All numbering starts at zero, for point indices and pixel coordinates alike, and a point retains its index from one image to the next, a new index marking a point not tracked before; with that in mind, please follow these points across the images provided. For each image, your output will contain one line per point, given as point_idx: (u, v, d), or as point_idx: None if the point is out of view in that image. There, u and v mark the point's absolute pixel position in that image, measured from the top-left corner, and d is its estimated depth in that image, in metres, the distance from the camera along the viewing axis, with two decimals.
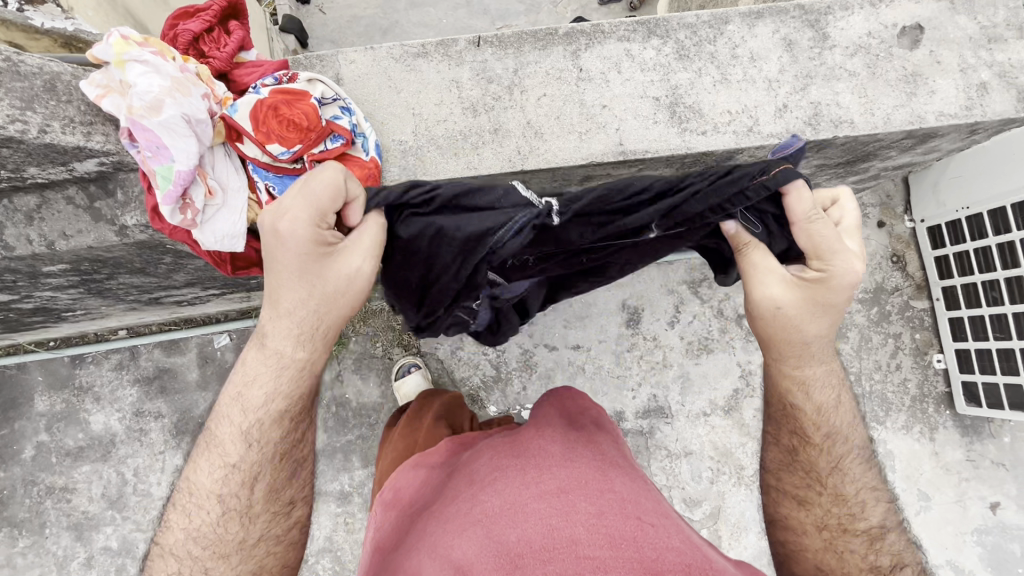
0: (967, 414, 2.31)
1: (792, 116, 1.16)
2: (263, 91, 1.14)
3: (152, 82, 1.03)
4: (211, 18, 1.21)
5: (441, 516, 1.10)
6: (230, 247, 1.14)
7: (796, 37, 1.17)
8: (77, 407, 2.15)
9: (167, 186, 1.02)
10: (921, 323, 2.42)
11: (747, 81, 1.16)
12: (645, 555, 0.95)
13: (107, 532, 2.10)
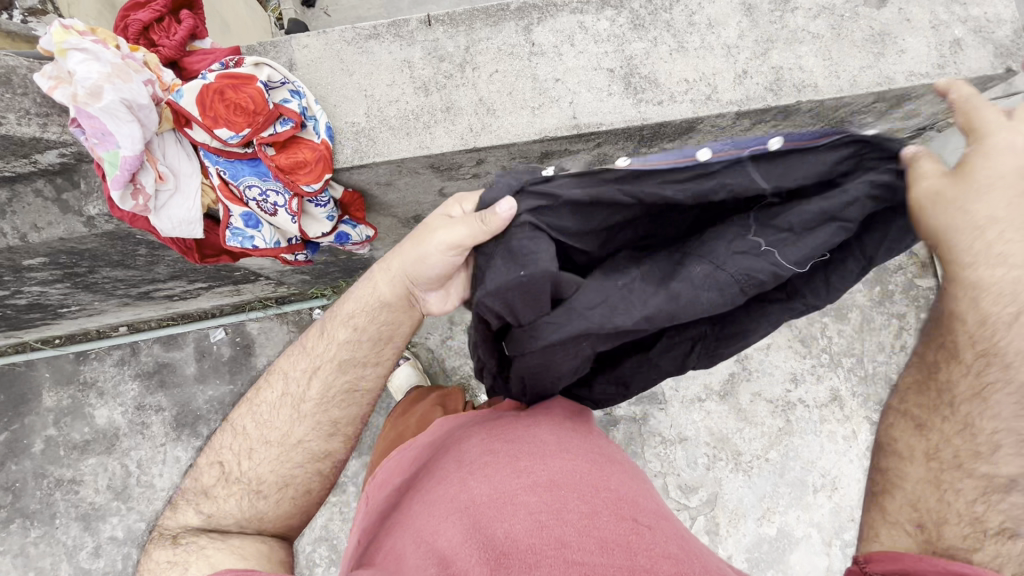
0: None
1: (752, 82, 1.12)
2: (210, 75, 1.15)
3: (91, 69, 1.05)
4: (160, 7, 1.25)
5: (427, 499, 1.04)
6: (187, 231, 1.20)
7: (756, 2, 1.15)
8: (83, 402, 2.22)
9: (114, 171, 1.05)
10: (927, 303, 2.32)
11: (704, 48, 1.14)
12: (636, 563, 0.90)
13: (113, 522, 2.16)
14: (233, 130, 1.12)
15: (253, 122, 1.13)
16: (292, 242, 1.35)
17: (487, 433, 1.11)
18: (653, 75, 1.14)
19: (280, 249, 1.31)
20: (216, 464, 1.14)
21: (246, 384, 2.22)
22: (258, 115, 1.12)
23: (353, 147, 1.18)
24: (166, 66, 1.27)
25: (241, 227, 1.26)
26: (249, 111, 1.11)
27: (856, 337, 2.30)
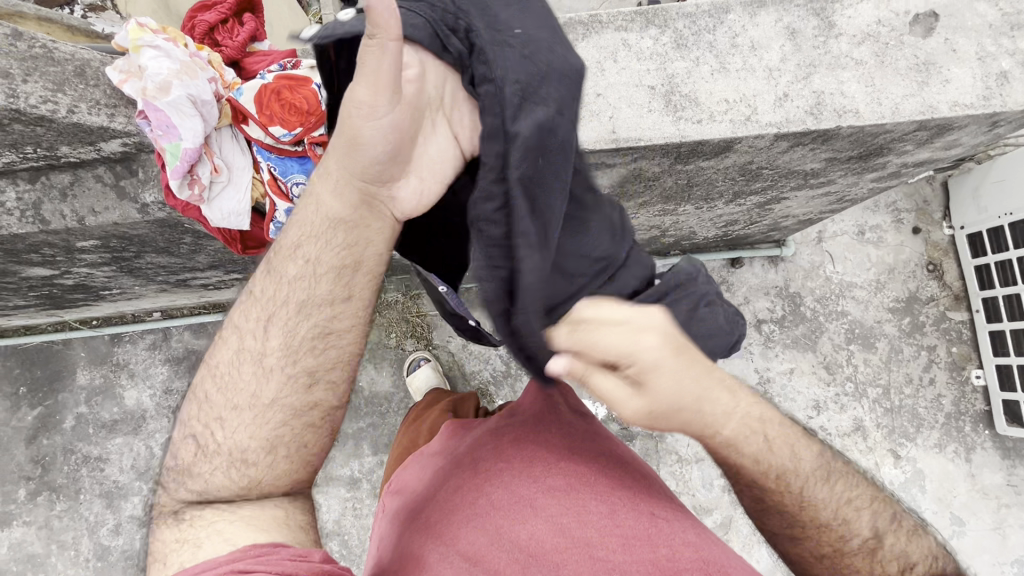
0: (1009, 435, 2.16)
1: (793, 105, 1.13)
2: (268, 74, 1.23)
3: (162, 65, 1.14)
4: (226, 10, 1.33)
5: (448, 506, 1.07)
6: (235, 223, 1.27)
7: (800, 26, 1.15)
8: (114, 382, 2.30)
9: (175, 162, 1.10)
10: (958, 337, 2.27)
11: (746, 70, 1.15)
12: (659, 556, 0.93)
13: (135, 502, 2.22)
14: (286, 128, 1.21)
15: (305, 122, 1.21)
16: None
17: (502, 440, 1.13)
18: (694, 94, 1.15)
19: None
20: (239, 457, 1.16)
21: None
22: (311, 115, 1.20)
23: None
24: (227, 66, 1.36)
25: (284, 222, 1.31)
26: (303, 108, 1.19)
27: (882, 367, 2.26)
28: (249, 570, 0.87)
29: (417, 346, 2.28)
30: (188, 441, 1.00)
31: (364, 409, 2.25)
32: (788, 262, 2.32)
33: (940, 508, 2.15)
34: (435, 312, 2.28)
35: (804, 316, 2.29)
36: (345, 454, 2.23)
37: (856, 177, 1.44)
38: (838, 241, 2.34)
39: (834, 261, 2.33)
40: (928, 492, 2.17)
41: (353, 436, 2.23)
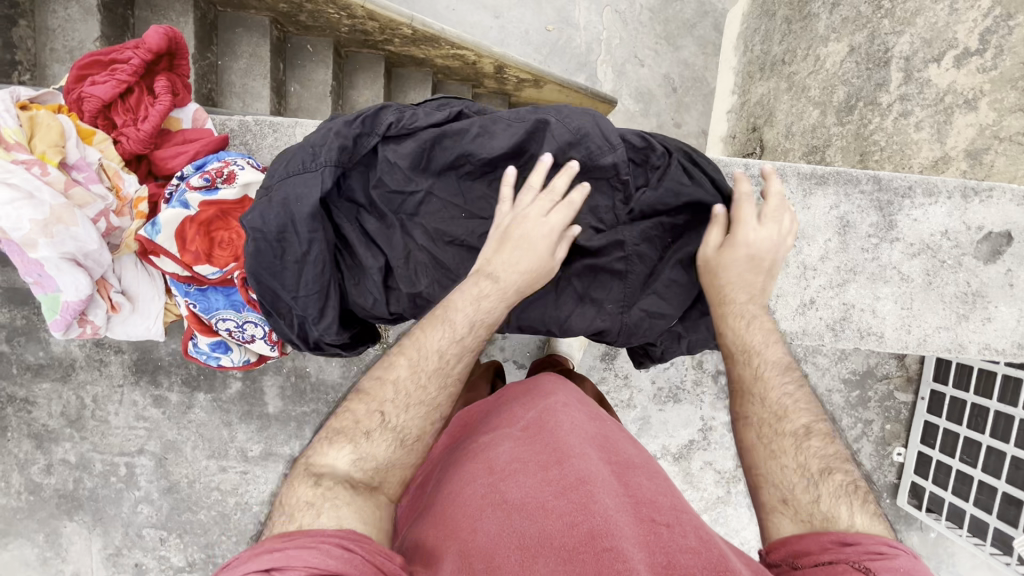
0: (904, 509, 2.35)
1: (816, 301, 1.69)
2: (193, 203, 1.49)
3: (22, 214, 1.32)
4: (118, 87, 1.54)
5: (462, 501, 1.18)
6: (134, 338, 1.64)
7: (855, 220, 1.68)
8: (37, 326, 2.11)
9: (54, 314, 1.43)
10: (895, 415, 2.34)
11: (786, 259, 1.68)
12: (661, 555, 1.01)
13: (66, 447, 2.20)
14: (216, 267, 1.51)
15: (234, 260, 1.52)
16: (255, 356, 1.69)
17: (517, 442, 1.24)
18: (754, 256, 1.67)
19: (248, 364, 1.66)
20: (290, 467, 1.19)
21: None
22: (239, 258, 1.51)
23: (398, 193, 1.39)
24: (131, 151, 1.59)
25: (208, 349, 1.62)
26: (235, 246, 1.51)
27: None
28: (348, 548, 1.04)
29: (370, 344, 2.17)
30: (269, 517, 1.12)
31: (310, 394, 2.20)
32: None
33: None
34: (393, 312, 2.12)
35: None
36: (286, 434, 2.23)
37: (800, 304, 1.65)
38: None
39: None
40: None
41: (295, 419, 2.21)
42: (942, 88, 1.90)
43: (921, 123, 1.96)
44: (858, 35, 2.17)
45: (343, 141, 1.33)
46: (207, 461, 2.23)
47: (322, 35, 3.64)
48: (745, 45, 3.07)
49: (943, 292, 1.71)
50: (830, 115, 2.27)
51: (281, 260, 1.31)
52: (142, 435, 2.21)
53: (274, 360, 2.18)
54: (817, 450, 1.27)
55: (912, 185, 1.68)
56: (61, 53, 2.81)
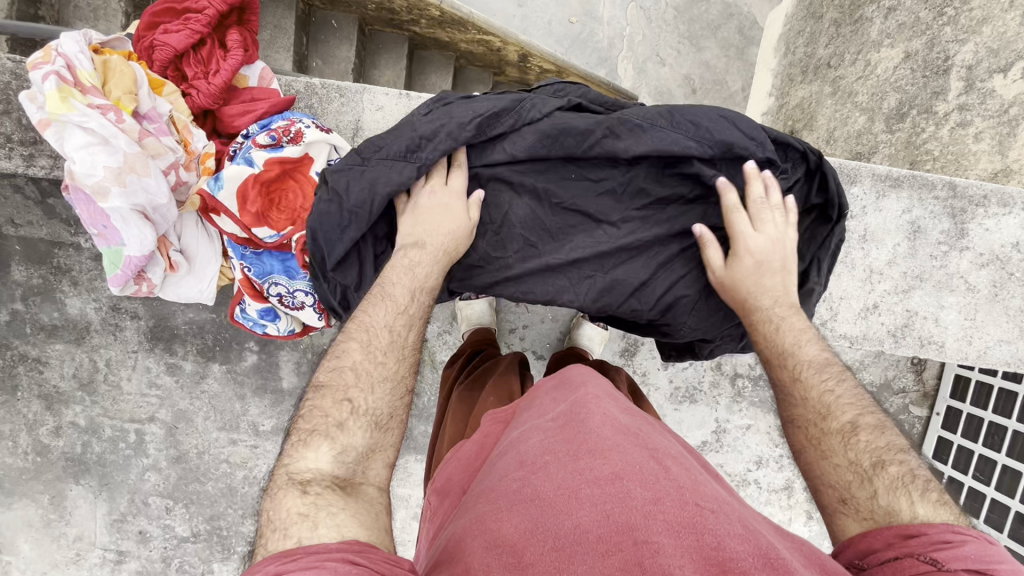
0: None
1: (882, 302, 1.71)
2: (257, 161, 1.44)
3: (97, 161, 1.28)
4: (194, 35, 1.49)
5: (492, 494, 1.14)
6: (185, 299, 1.62)
7: (925, 226, 1.68)
8: (54, 286, 2.07)
9: (115, 269, 1.40)
10: (909, 428, 2.30)
11: (855, 261, 1.69)
12: (705, 542, 0.97)
13: (76, 410, 2.18)
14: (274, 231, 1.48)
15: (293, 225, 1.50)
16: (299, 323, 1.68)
17: (549, 434, 1.22)
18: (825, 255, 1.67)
19: (293, 334, 1.64)
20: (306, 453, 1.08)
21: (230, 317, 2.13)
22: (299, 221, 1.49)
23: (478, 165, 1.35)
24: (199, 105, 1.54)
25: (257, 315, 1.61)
26: (294, 209, 1.49)
27: None
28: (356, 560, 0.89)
29: None
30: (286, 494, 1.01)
31: None
32: None
33: None
34: None
35: None
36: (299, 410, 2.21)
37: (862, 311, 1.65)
38: None
39: None
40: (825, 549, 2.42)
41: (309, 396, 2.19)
42: (1008, 99, 1.81)
43: (980, 134, 1.90)
44: (915, 42, 2.12)
45: (454, 139, 1.29)
46: (218, 432, 2.21)
47: (348, 9, 3.57)
48: (787, 46, 3.01)
49: (1007, 305, 1.72)
50: (879, 122, 2.24)
51: (342, 231, 1.28)
52: (153, 403, 2.19)
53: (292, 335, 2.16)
54: (868, 442, 1.15)
55: (988, 194, 1.66)
56: (86, 11, 2.74)
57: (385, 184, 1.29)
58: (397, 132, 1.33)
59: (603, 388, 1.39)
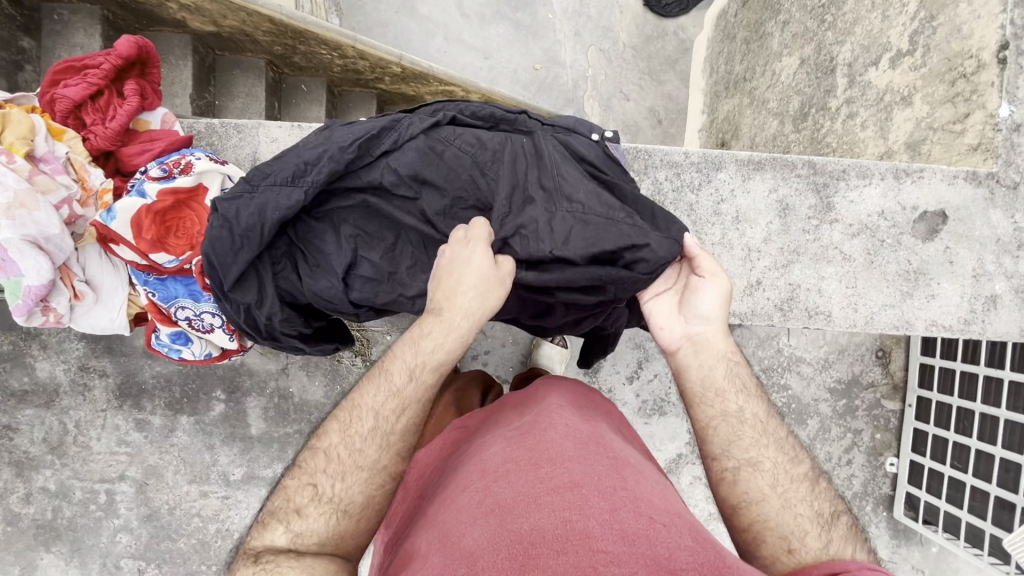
0: (902, 521, 2.29)
1: (764, 290, 1.69)
2: (149, 193, 1.44)
3: None
4: (89, 85, 1.52)
5: (451, 503, 1.12)
6: (102, 330, 1.60)
7: (794, 201, 1.68)
8: (24, 351, 2.13)
9: (14, 299, 1.37)
10: (884, 424, 2.33)
11: (725, 244, 1.68)
12: (659, 553, 0.96)
13: (46, 474, 2.18)
14: (173, 254, 1.46)
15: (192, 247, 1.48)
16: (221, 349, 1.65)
17: (511, 443, 1.21)
18: None
19: (210, 358, 1.64)
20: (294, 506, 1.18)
21: (195, 367, 2.17)
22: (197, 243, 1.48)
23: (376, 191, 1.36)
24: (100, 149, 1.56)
25: (171, 341, 1.59)
26: (192, 234, 1.47)
27: (806, 444, 2.32)
28: None
29: (355, 360, 2.17)
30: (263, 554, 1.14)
31: (292, 415, 2.19)
32: (745, 329, 2.30)
33: None
34: (376, 328, 2.14)
35: None
36: (268, 456, 2.21)
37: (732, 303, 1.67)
38: None
39: (789, 333, 2.32)
40: None
41: (278, 440, 2.20)
42: (881, 88, 1.88)
43: (865, 123, 1.95)
44: (807, 48, 2.23)
45: (337, 164, 1.29)
46: (188, 486, 2.20)
47: (316, 73, 3.77)
48: (711, 65, 3.22)
49: (884, 271, 1.69)
50: (788, 124, 2.30)
51: (235, 252, 1.27)
52: (123, 461, 2.19)
53: (258, 381, 2.18)
54: (826, 491, 1.29)
55: (846, 167, 1.67)
56: None
57: (276, 210, 1.27)
58: (284, 158, 1.31)
59: (566, 398, 1.40)
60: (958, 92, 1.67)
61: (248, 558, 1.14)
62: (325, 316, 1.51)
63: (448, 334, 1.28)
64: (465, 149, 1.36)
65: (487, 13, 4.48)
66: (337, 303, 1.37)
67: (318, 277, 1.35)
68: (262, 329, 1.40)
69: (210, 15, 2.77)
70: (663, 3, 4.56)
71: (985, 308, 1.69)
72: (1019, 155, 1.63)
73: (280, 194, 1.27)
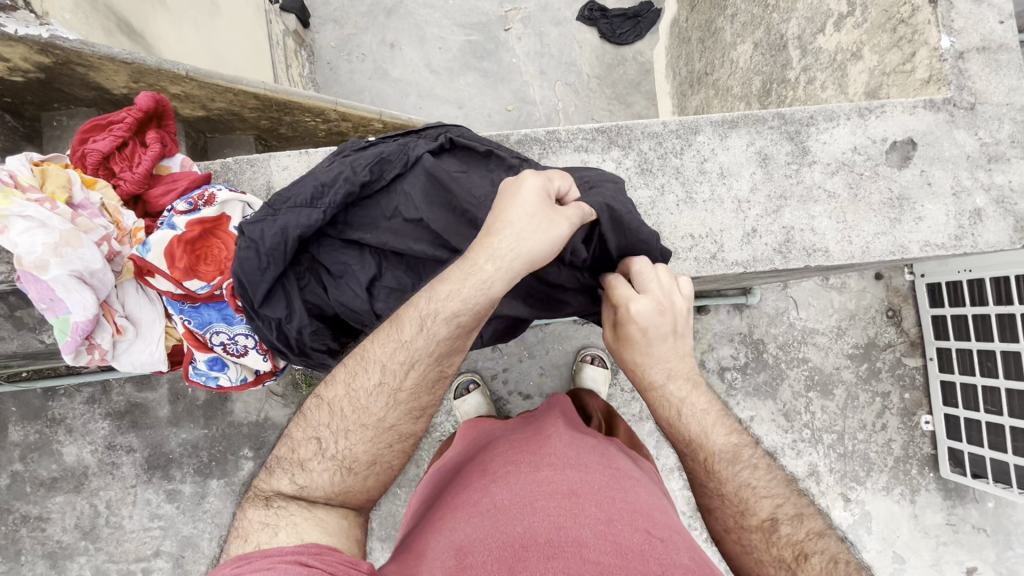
0: (951, 479, 2.24)
1: (761, 239, 1.73)
2: (179, 225, 1.51)
3: (36, 242, 1.36)
4: (115, 140, 1.62)
5: (452, 504, 1.16)
6: (145, 366, 1.62)
7: (774, 149, 1.75)
8: (51, 438, 2.15)
9: (65, 338, 1.42)
10: (911, 383, 2.32)
11: (713, 200, 1.74)
12: (650, 566, 0.99)
13: (80, 561, 2.14)
14: (205, 282, 1.51)
15: (222, 273, 1.53)
16: (255, 373, 1.69)
17: (514, 451, 1.26)
18: (660, 219, 1.73)
19: (246, 382, 1.68)
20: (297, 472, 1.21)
21: (221, 428, 2.18)
22: (228, 268, 1.54)
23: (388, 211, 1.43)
24: (128, 197, 1.65)
25: (207, 368, 1.63)
26: (222, 261, 1.54)
27: (838, 414, 2.31)
28: (311, 563, 1.03)
29: None
30: (259, 503, 1.16)
31: None
32: (754, 308, 2.32)
33: (884, 547, 2.27)
34: None
35: (767, 363, 2.32)
36: None
37: (722, 266, 1.72)
38: (802, 287, 2.35)
39: (797, 307, 2.34)
40: (873, 532, 2.28)
41: None
42: (831, 50, 2.00)
43: (824, 84, 2.06)
44: (758, 33, 2.38)
45: (352, 185, 1.37)
46: None
47: (302, 142, 3.84)
48: (672, 72, 3.41)
49: (869, 201, 1.74)
50: (755, 103, 2.45)
51: (263, 270, 1.33)
52: (157, 536, 2.16)
53: (284, 433, 2.19)
54: (820, 555, 1.14)
55: (813, 112, 1.75)
56: None
57: (297, 228, 1.34)
58: (302, 183, 1.39)
59: (570, 417, 1.45)
60: (902, 36, 1.78)
61: (259, 500, 1.16)
62: (353, 332, 1.53)
63: (467, 278, 1.21)
64: (467, 162, 1.47)
65: (455, 66, 4.74)
66: (363, 314, 1.42)
67: (342, 290, 1.41)
68: (293, 345, 1.44)
69: (200, 101, 2.92)
70: (619, 33, 4.80)
71: (972, 222, 1.73)
72: (968, 79, 1.72)
73: (298, 214, 1.33)
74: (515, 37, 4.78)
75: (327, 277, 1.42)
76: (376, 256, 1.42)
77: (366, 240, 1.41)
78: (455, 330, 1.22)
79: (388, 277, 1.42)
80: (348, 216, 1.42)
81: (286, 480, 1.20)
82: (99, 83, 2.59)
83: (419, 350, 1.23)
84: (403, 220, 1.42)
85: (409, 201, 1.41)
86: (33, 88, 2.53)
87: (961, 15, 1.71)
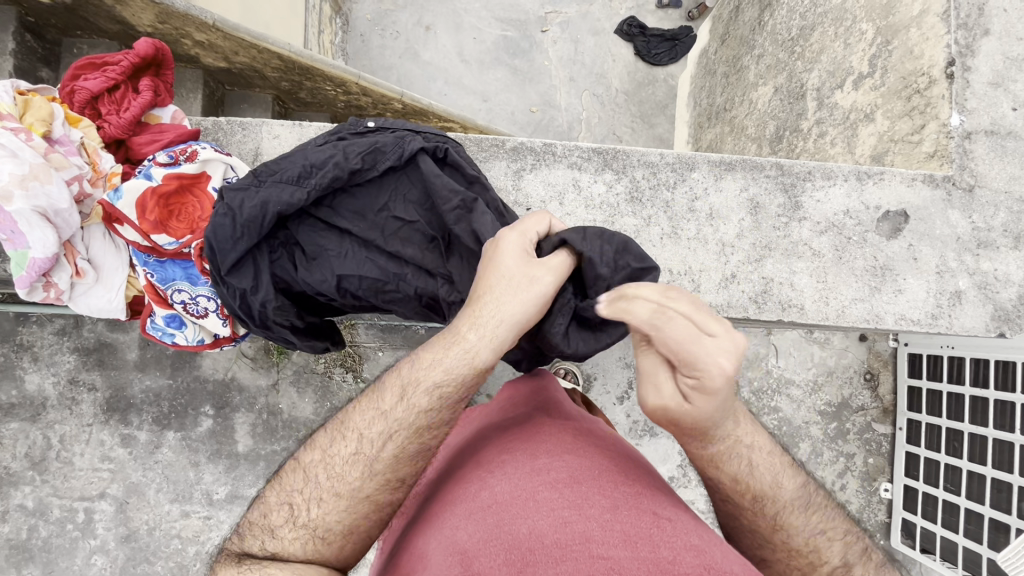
0: (899, 550, 2.25)
1: (740, 282, 1.73)
2: (157, 176, 1.49)
3: (4, 171, 1.35)
4: (108, 82, 1.62)
5: (454, 504, 1.10)
6: (99, 312, 1.61)
7: (768, 196, 1.75)
8: (15, 363, 2.13)
9: (19, 271, 1.41)
10: (877, 449, 2.32)
11: (704, 238, 1.73)
12: (662, 555, 0.90)
13: (25, 491, 2.13)
14: (173, 238, 1.50)
15: (192, 232, 1.52)
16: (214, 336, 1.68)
17: (514, 442, 1.20)
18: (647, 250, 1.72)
19: (202, 344, 1.66)
20: (286, 499, 1.20)
21: (186, 382, 2.17)
22: (199, 227, 1.53)
23: (371, 202, 1.45)
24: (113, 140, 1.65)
25: (165, 324, 1.61)
26: (195, 219, 1.53)
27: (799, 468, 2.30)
28: None
29: (345, 377, 2.17)
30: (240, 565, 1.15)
31: (281, 432, 2.17)
32: None
33: None
34: (369, 346, 2.16)
35: None
36: (253, 476, 2.17)
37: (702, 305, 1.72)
38: (786, 336, 2.34)
39: (777, 355, 2.34)
40: None
41: (264, 459, 2.17)
42: (847, 108, 2.00)
43: (834, 140, 2.05)
44: (780, 77, 2.37)
45: (340, 170, 1.37)
46: (169, 506, 2.15)
47: (320, 110, 3.80)
48: (695, 101, 3.41)
49: (854, 265, 1.73)
50: (766, 146, 2.44)
51: (234, 238, 1.31)
52: (105, 478, 2.15)
53: (248, 397, 2.18)
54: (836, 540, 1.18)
55: (812, 169, 1.75)
56: None
57: (278, 204, 1.33)
58: (292, 158, 1.39)
59: (567, 402, 1.40)
60: (917, 106, 1.78)
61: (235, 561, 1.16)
62: (319, 313, 1.53)
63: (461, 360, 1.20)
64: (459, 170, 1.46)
65: (486, 59, 4.72)
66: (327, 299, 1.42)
67: (314, 274, 1.41)
68: (255, 316, 1.42)
69: (223, 52, 2.90)
70: (654, 53, 4.77)
71: (951, 302, 1.73)
72: (972, 160, 1.72)
73: (278, 190, 1.33)
74: (550, 40, 4.76)
75: (302, 260, 1.42)
76: (357, 245, 1.44)
77: (349, 229, 1.42)
78: (423, 377, 1.21)
79: (363, 273, 1.42)
80: (336, 201, 1.43)
81: (261, 543, 1.18)
82: (123, 18, 2.57)
83: (393, 403, 1.21)
84: (391, 217, 1.44)
85: (400, 201, 1.45)
86: (57, 12, 2.51)
87: (976, 95, 1.71)
